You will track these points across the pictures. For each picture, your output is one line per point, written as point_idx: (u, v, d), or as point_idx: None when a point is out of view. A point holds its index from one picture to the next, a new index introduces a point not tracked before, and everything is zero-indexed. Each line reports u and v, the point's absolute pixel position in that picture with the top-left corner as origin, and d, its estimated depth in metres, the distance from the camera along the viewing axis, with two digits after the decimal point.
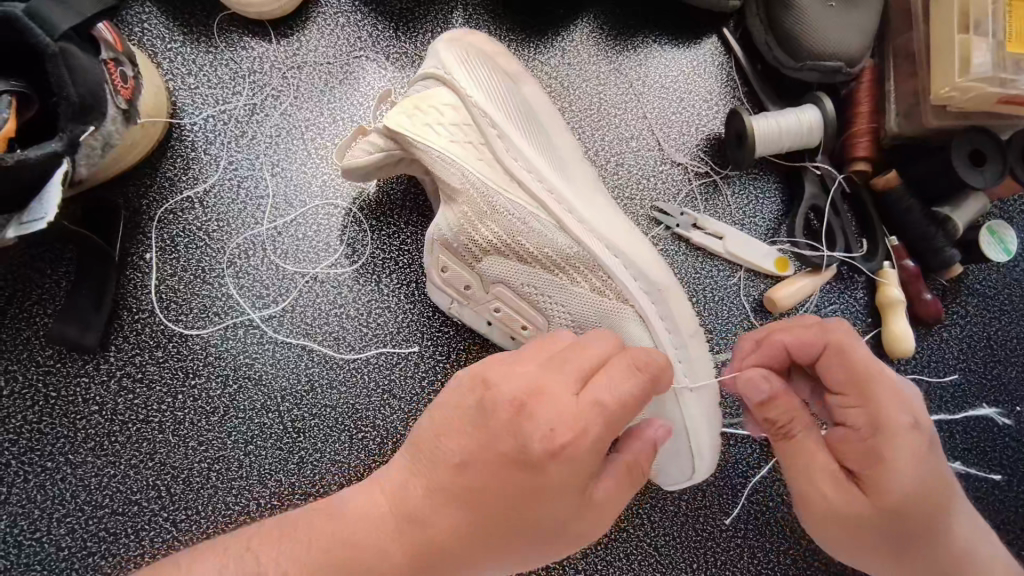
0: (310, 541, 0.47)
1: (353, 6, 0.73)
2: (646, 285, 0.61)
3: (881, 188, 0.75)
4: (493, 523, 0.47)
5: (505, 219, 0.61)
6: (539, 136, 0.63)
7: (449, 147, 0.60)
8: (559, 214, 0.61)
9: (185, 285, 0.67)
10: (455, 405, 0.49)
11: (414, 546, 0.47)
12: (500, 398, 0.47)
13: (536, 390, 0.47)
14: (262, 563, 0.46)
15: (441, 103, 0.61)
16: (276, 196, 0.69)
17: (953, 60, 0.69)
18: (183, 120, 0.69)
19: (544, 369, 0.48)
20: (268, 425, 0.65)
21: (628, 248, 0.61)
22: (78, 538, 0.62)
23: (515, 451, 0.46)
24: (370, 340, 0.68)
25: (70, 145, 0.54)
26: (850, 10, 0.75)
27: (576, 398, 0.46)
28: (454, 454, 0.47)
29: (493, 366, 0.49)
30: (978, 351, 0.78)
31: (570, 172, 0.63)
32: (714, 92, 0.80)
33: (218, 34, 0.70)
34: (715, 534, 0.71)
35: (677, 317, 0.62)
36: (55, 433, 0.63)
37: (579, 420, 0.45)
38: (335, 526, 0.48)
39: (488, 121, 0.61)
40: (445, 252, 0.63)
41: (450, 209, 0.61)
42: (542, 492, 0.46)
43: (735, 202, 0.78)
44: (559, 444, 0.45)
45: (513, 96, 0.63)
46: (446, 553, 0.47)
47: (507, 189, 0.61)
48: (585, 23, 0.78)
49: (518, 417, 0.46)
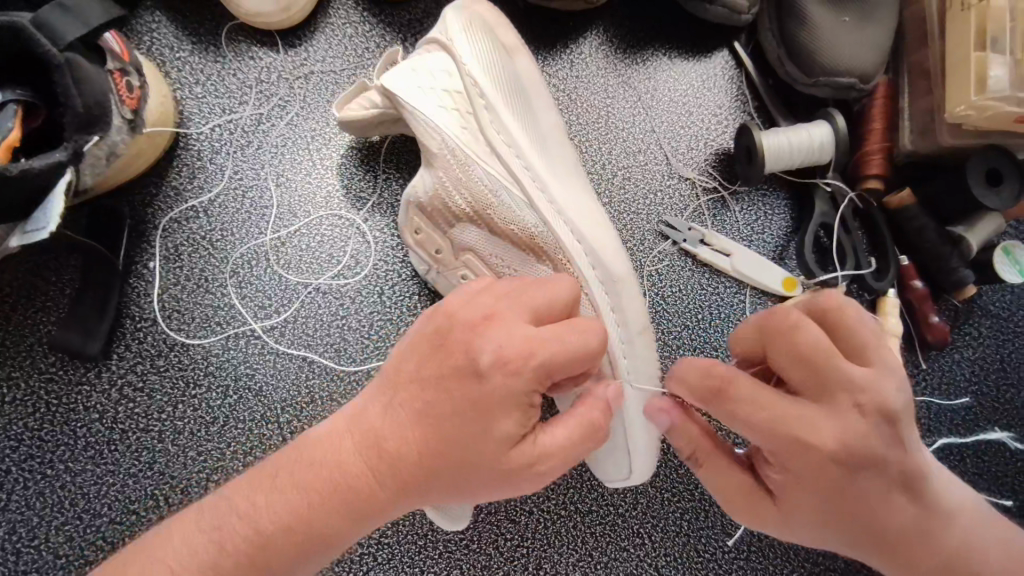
0: (278, 472, 0.47)
1: (361, 17, 0.73)
2: (602, 275, 0.58)
3: (895, 207, 0.74)
4: (441, 443, 0.45)
5: (477, 185, 0.59)
6: (528, 115, 0.60)
7: (438, 112, 0.59)
8: (530, 190, 0.58)
9: (188, 294, 0.67)
10: (414, 340, 0.48)
11: (374, 471, 0.46)
12: (459, 322, 0.46)
13: (490, 315, 0.47)
14: (237, 502, 0.46)
15: (435, 69, 0.59)
16: (281, 207, 0.69)
17: (968, 76, 0.68)
18: (189, 129, 0.69)
19: (504, 297, 0.48)
20: (268, 436, 0.65)
21: (592, 234, 0.58)
22: (76, 546, 0.62)
23: (462, 365, 0.45)
24: (371, 352, 0.67)
25: (74, 155, 0.54)
26: (863, 27, 0.74)
27: (529, 328, 0.46)
28: (407, 375, 0.47)
29: (455, 300, 0.48)
30: (991, 373, 0.77)
31: (550, 150, 0.60)
32: (724, 107, 0.79)
33: (226, 44, 0.70)
34: (718, 556, 0.70)
35: (627, 311, 0.58)
36: (55, 440, 0.63)
37: (525, 346, 0.45)
38: (303, 455, 0.47)
39: (479, 92, 0.58)
40: (419, 216, 0.62)
41: (429, 172, 0.60)
42: (485, 410, 0.45)
43: (744, 218, 0.77)
44: (511, 368, 0.45)
45: (503, 67, 0.59)
46: (403, 477, 0.46)
47: (483, 158, 0.58)
48: (595, 35, 0.78)
49: (470, 337, 0.46)
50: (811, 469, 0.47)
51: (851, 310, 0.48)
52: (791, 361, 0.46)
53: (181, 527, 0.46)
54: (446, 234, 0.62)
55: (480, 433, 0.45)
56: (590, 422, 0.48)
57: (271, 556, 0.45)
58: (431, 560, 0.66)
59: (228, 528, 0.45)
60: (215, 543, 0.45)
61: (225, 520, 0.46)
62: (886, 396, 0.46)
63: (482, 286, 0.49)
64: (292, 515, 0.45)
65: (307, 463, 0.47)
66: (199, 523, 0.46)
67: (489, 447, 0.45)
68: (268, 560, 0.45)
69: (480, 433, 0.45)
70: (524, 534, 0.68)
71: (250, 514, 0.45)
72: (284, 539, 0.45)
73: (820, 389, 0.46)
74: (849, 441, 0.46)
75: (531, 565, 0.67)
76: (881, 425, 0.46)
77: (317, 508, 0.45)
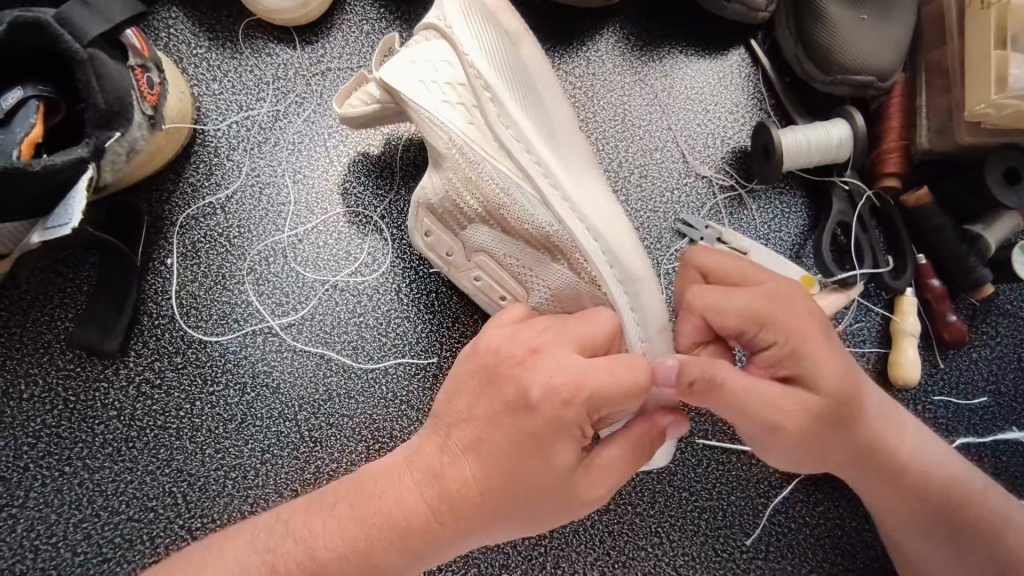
0: (335, 500, 0.49)
1: (377, 13, 0.72)
2: (621, 273, 0.56)
3: (912, 205, 0.73)
4: (501, 479, 0.48)
5: (487, 184, 0.58)
6: (536, 108, 0.58)
7: (442, 106, 0.57)
8: (543, 188, 0.57)
9: (205, 291, 0.66)
10: (465, 377, 0.50)
11: (434, 506, 0.48)
12: (505, 357, 0.49)
13: (535, 350, 0.48)
14: (291, 529, 0.48)
15: (437, 60, 0.58)
16: (298, 203, 0.69)
17: (988, 74, 0.68)
18: (206, 125, 0.69)
19: (545, 333, 0.50)
20: (285, 434, 0.65)
21: (610, 231, 0.57)
22: (94, 543, 0.61)
23: (514, 398, 0.47)
24: (389, 350, 0.67)
25: (96, 151, 0.54)
26: (880, 25, 0.74)
27: (578, 360, 0.47)
28: (461, 412, 0.50)
29: (497, 337, 0.50)
30: (1009, 373, 0.76)
31: (561, 143, 0.58)
32: (741, 105, 0.79)
33: (243, 40, 0.70)
34: (735, 556, 0.69)
35: (648, 311, 0.56)
36: (73, 437, 0.63)
37: (575, 378, 0.46)
38: (360, 489, 0.49)
39: (484, 85, 0.56)
40: (429, 216, 0.62)
41: (444, 169, 0.60)
42: (540, 442, 0.47)
43: (760, 217, 0.76)
44: (561, 397, 0.46)
45: (506, 57, 0.58)
46: (463, 513, 0.48)
47: (494, 156, 0.57)
48: (611, 33, 0.78)
49: (519, 372, 0.48)
50: (798, 322, 0.50)
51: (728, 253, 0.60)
52: (723, 270, 0.54)
53: (230, 544, 0.47)
54: (460, 240, 0.62)
55: (539, 465, 0.47)
56: (649, 436, 0.51)
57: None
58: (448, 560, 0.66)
59: (280, 552, 0.46)
60: (268, 565, 0.46)
61: (279, 543, 0.47)
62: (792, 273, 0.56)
63: (526, 324, 0.51)
64: (351, 546, 0.47)
65: (366, 497, 0.49)
66: (253, 544, 0.47)
67: (551, 478, 0.48)
68: None
69: (538, 462, 0.47)
70: (542, 533, 0.67)
71: (305, 540, 0.47)
72: (338, 566, 0.46)
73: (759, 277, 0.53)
74: (807, 307, 0.52)
75: (549, 564, 0.67)
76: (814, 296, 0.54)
77: (375, 540, 0.47)
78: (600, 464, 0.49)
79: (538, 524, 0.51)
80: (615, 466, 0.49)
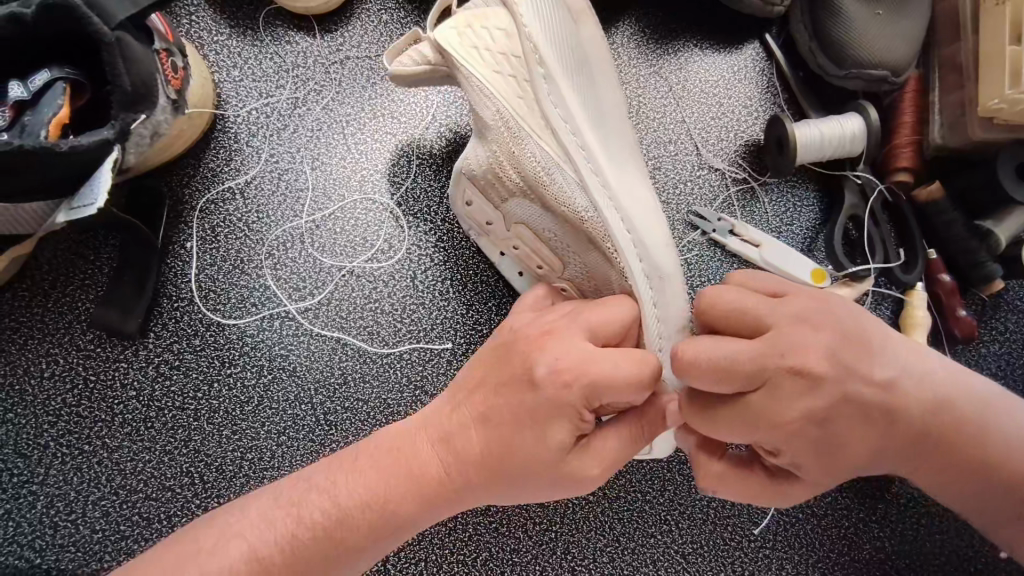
0: (360, 455, 0.51)
1: (396, 3, 0.73)
2: (649, 268, 0.54)
3: (924, 200, 0.74)
4: (502, 450, 0.48)
5: (527, 158, 0.58)
6: (589, 90, 0.58)
7: (493, 75, 0.58)
8: (584, 172, 0.56)
9: (223, 275, 0.67)
10: (486, 353, 0.53)
11: (443, 463, 0.50)
12: (523, 338, 0.51)
13: (547, 331, 0.50)
14: (316, 485, 0.50)
15: (493, 26, 0.58)
16: (316, 189, 0.70)
17: (1002, 69, 0.68)
18: (226, 111, 0.70)
19: (561, 319, 0.52)
20: (301, 417, 0.66)
21: (644, 225, 0.55)
22: (112, 521, 0.62)
23: (521, 376, 0.49)
24: (404, 336, 0.68)
25: (121, 133, 0.55)
26: (895, 20, 0.74)
27: (585, 346, 0.49)
28: (477, 381, 0.52)
29: (523, 322, 0.53)
30: (1017, 369, 0.77)
31: (608, 131, 0.58)
32: (755, 98, 0.79)
33: (264, 28, 0.71)
34: (744, 544, 0.70)
35: (670, 308, 0.54)
36: (92, 416, 0.64)
37: (580, 360, 0.48)
38: (383, 444, 0.52)
39: (538, 59, 0.57)
40: (472, 187, 0.62)
41: (483, 145, 0.60)
42: (542, 419, 0.48)
43: (773, 210, 0.77)
44: (564, 378, 0.47)
45: (570, 36, 0.58)
46: (467, 472, 0.49)
47: (539, 133, 0.57)
48: (627, 25, 0.78)
49: (529, 351, 0.49)
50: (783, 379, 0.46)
51: (726, 298, 0.49)
52: (711, 376, 0.46)
53: (251, 502, 0.50)
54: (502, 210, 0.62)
55: (537, 441, 0.48)
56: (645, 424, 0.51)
57: (343, 534, 0.48)
58: (461, 543, 0.67)
59: (303, 501, 0.49)
60: (293, 516, 0.48)
61: (301, 497, 0.49)
62: (792, 303, 0.48)
63: (549, 311, 0.53)
64: (366, 495, 0.49)
65: (385, 450, 0.51)
66: (277, 501, 0.49)
67: (547, 455, 0.48)
68: (341, 538, 0.48)
69: (537, 439, 0.48)
70: (553, 518, 0.68)
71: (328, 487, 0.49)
72: (359, 515, 0.48)
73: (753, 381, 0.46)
74: (816, 401, 0.46)
75: (559, 550, 0.68)
76: (832, 370, 0.46)
77: (391, 489, 0.49)
78: (598, 446, 0.50)
79: (538, 494, 0.52)
80: (610, 447, 0.50)
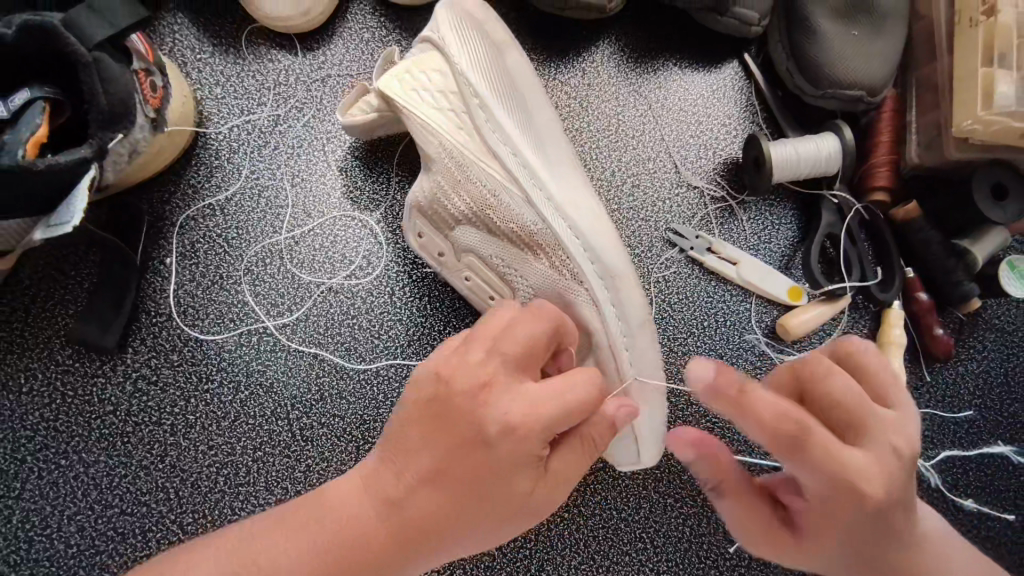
0: (299, 524, 0.47)
1: (377, 22, 0.74)
2: (601, 270, 0.57)
3: (901, 221, 0.74)
4: (459, 503, 0.47)
5: (476, 184, 0.59)
6: (520, 114, 0.59)
7: (434, 113, 0.60)
8: (527, 188, 0.57)
9: (202, 291, 0.68)
10: (412, 405, 0.48)
11: (396, 532, 0.47)
12: (459, 392, 0.47)
13: (486, 382, 0.47)
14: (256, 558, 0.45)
15: (430, 70, 0.60)
16: (296, 206, 0.70)
17: (975, 92, 0.69)
18: (208, 128, 0.71)
19: (491, 359, 0.48)
20: (278, 432, 0.66)
21: (593, 233, 0.57)
22: (87, 536, 0.63)
23: (471, 433, 0.46)
24: (381, 352, 0.68)
25: (99, 152, 0.56)
26: (871, 41, 0.75)
27: (530, 388, 0.47)
28: (412, 440, 0.47)
29: (446, 365, 0.48)
30: (995, 387, 0.77)
31: (549, 151, 0.59)
32: (734, 117, 0.80)
33: (246, 47, 0.72)
34: (719, 562, 0.70)
35: (627, 306, 0.57)
36: (70, 431, 0.64)
37: (533, 410, 0.46)
38: (320, 512, 0.48)
39: (470, 90, 0.58)
40: (421, 219, 0.63)
41: (428, 176, 0.61)
42: (502, 470, 0.46)
43: (751, 228, 0.78)
44: (521, 430, 0.46)
45: (495, 62, 0.59)
46: (425, 536, 0.47)
47: (481, 158, 0.59)
48: (607, 45, 0.79)
49: (473, 407, 0.46)
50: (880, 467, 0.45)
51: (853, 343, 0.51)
52: (839, 404, 0.46)
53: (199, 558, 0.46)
54: (449, 239, 0.63)
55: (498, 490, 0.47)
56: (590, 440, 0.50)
57: None
58: None
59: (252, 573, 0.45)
60: None
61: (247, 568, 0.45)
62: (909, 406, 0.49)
63: (471, 347, 0.49)
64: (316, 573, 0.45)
65: (325, 521, 0.47)
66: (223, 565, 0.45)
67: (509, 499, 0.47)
68: None
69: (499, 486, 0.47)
70: (527, 535, 0.68)
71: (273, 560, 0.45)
72: None
73: (858, 435, 0.46)
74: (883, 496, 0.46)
75: (534, 567, 0.68)
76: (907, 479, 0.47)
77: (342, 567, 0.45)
78: (555, 476, 0.49)
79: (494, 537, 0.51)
80: (567, 472, 0.49)
